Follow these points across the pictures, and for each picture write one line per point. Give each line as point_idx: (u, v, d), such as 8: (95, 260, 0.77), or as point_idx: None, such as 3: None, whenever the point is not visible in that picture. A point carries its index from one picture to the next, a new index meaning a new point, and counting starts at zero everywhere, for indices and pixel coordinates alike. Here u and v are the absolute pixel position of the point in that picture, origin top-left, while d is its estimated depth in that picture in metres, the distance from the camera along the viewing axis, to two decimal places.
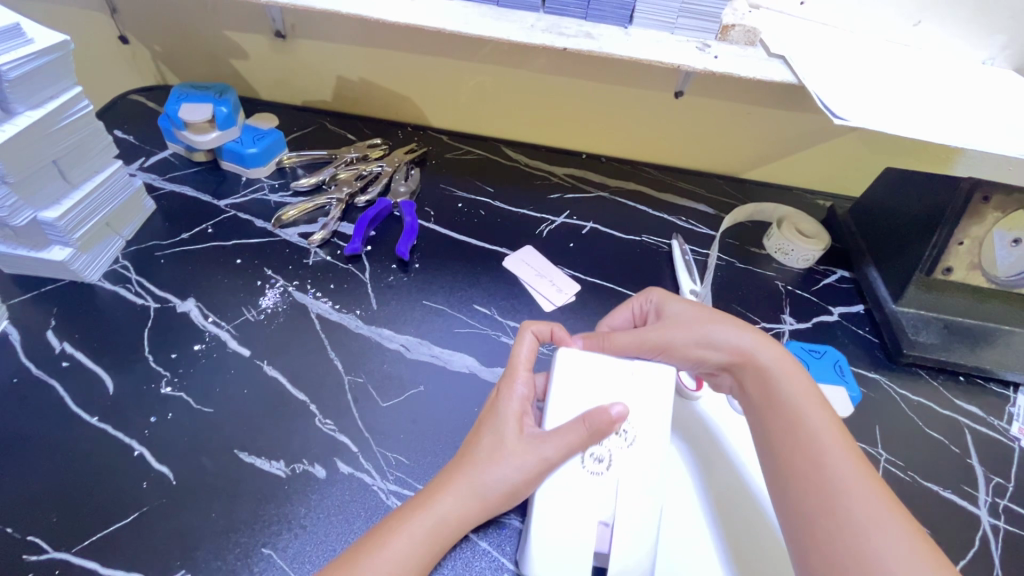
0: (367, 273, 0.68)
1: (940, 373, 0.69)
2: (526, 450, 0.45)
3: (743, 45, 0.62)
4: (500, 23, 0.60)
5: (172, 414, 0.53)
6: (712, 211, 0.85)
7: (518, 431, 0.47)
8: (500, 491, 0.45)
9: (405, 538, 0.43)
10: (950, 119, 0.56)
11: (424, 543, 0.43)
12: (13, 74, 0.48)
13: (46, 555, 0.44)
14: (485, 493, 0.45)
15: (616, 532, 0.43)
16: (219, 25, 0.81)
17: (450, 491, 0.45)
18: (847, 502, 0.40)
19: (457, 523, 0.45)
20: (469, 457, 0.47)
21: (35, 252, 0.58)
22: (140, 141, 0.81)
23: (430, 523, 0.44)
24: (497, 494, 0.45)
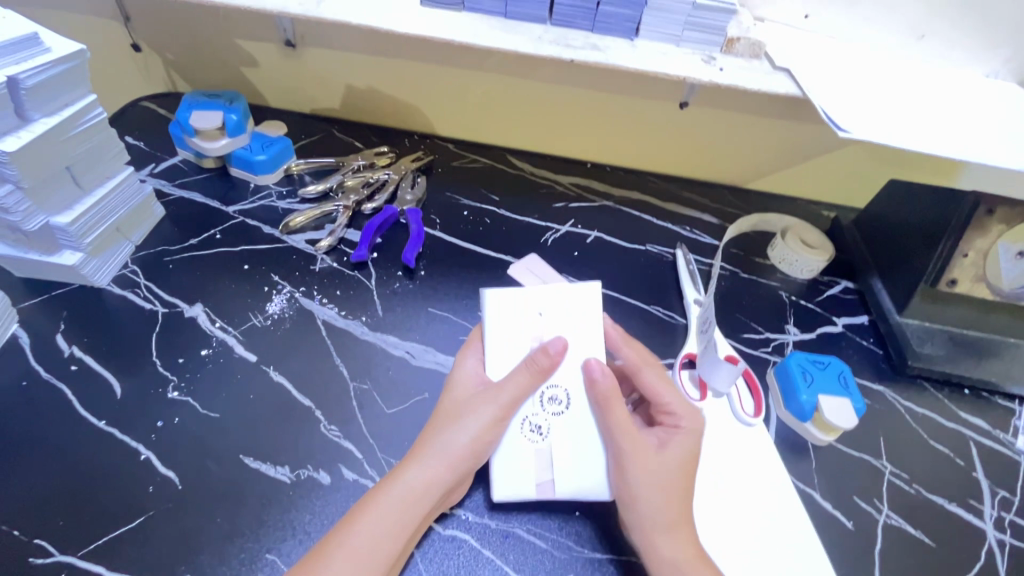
0: (373, 280, 0.68)
1: (945, 386, 0.68)
2: (484, 402, 0.49)
3: (748, 58, 0.63)
4: (509, 35, 0.61)
5: (179, 418, 0.53)
6: (716, 221, 0.86)
7: (472, 392, 0.50)
8: (460, 447, 0.47)
9: (376, 514, 0.44)
10: (954, 133, 0.56)
11: (395, 512, 0.44)
12: (30, 82, 0.49)
13: (53, 558, 0.45)
14: (449, 453, 0.47)
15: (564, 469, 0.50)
16: (231, 35, 0.83)
17: (416, 459, 0.47)
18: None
19: (427, 487, 0.46)
20: (435, 424, 0.49)
21: (46, 257, 0.59)
22: (150, 148, 0.82)
23: (399, 490, 0.45)
24: (461, 451, 0.47)
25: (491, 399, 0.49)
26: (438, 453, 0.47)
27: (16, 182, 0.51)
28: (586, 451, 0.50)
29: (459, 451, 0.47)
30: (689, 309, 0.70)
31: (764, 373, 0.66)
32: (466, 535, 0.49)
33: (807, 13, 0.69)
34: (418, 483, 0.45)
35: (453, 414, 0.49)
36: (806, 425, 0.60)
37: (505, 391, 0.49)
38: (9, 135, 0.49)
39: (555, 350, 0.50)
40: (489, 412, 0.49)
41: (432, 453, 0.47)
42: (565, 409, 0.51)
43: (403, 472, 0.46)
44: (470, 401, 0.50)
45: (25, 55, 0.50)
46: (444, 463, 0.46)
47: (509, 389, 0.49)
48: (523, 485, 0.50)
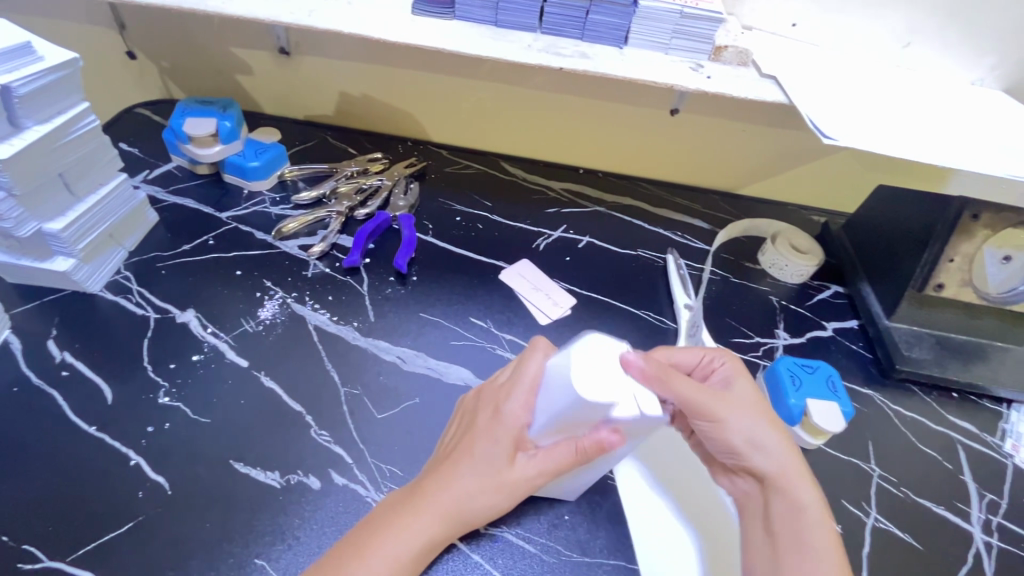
0: (365, 285, 0.69)
1: (933, 390, 0.69)
2: (516, 478, 0.45)
3: (735, 65, 0.64)
4: (500, 43, 0.61)
5: (170, 423, 0.54)
6: (707, 226, 0.87)
7: (508, 459, 0.46)
8: (478, 513, 0.46)
9: (401, 537, 0.44)
10: (937, 139, 0.57)
11: (412, 552, 0.44)
12: (23, 89, 0.50)
13: (42, 564, 0.45)
14: (465, 516, 0.45)
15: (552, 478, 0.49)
16: (225, 43, 0.83)
17: (431, 513, 0.45)
18: (809, 514, 0.47)
19: (436, 542, 0.45)
20: (455, 478, 0.46)
21: (39, 263, 0.59)
22: (145, 154, 0.82)
23: (412, 541, 0.44)
24: (475, 515, 0.46)
25: (520, 480, 0.45)
26: (453, 511, 0.45)
27: (8, 189, 0.51)
28: (586, 478, 0.49)
29: (472, 513, 0.46)
30: (679, 314, 0.71)
31: (753, 376, 0.67)
32: (455, 540, 0.49)
33: (795, 21, 0.70)
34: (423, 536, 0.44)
35: (478, 463, 0.46)
36: (795, 429, 0.60)
37: (539, 478, 0.45)
38: (1, 143, 0.50)
39: (607, 436, 0.43)
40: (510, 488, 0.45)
41: (443, 505, 0.45)
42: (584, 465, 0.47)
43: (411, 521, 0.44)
44: (500, 469, 0.45)
45: (18, 63, 0.50)
46: (458, 522, 0.46)
47: (546, 473, 0.45)
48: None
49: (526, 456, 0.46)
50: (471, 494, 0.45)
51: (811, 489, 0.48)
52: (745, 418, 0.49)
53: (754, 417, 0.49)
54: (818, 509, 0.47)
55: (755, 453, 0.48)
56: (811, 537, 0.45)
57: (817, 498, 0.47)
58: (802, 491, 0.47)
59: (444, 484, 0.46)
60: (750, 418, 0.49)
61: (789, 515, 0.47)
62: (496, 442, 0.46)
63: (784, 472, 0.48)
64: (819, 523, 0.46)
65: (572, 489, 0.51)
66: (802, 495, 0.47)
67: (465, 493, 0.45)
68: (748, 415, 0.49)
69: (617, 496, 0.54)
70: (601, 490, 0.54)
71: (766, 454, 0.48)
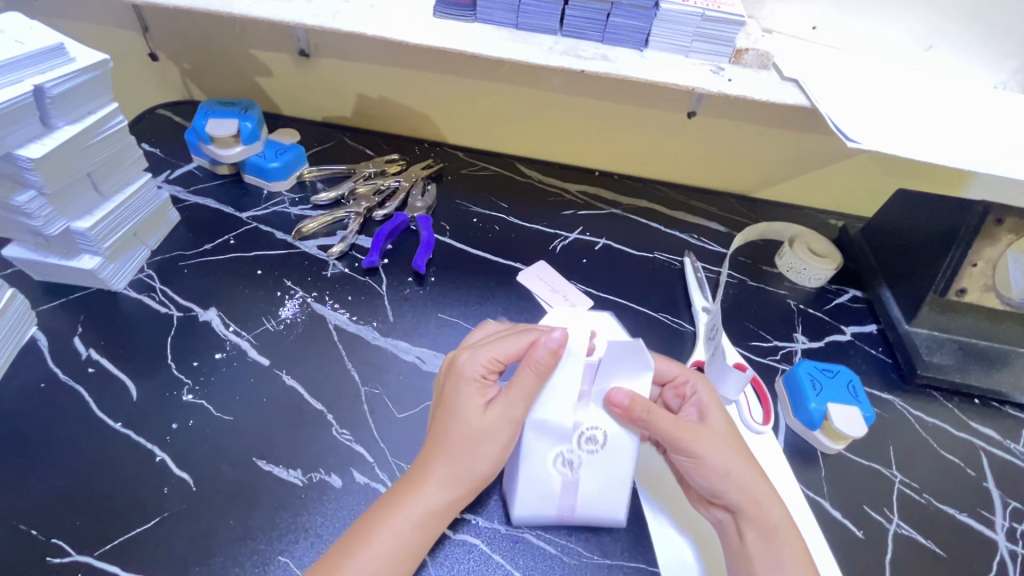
0: (384, 286, 0.69)
1: (955, 395, 0.68)
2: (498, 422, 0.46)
3: (756, 68, 0.64)
4: (520, 46, 0.62)
5: (193, 420, 0.54)
6: (723, 229, 0.86)
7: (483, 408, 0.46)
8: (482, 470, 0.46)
9: (394, 535, 0.43)
10: (961, 142, 0.57)
11: (414, 534, 0.44)
12: (55, 90, 0.50)
13: (69, 557, 0.45)
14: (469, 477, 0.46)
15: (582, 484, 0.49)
16: (246, 45, 0.84)
17: (434, 480, 0.45)
18: (776, 534, 0.46)
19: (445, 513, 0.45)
20: (444, 443, 0.46)
21: (65, 261, 0.60)
22: (166, 155, 0.83)
23: (418, 514, 0.44)
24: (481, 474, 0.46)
25: (505, 419, 0.46)
26: (459, 474, 0.45)
27: (39, 188, 0.52)
28: (614, 477, 0.49)
29: (481, 474, 0.46)
30: (697, 317, 0.70)
31: (772, 380, 0.67)
32: (475, 540, 0.49)
33: (814, 24, 0.70)
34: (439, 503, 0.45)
35: (461, 421, 0.46)
36: (816, 433, 0.60)
37: (517, 406, 0.46)
38: (33, 143, 0.51)
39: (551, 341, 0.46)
40: (506, 436, 0.46)
41: (451, 476, 0.45)
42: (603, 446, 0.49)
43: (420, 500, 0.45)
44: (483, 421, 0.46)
45: (51, 64, 0.51)
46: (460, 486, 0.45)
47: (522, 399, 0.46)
48: (548, 507, 0.49)
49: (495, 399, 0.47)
50: (472, 453, 0.46)
51: (781, 510, 0.47)
52: (720, 442, 0.49)
53: (721, 442, 0.49)
54: (785, 527, 0.46)
55: (729, 484, 0.47)
56: (780, 555, 0.45)
57: (786, 519, 0.47)
58: (774, 512, 0.47)
59: (445, 455, 0.46)
60: (727, 440, 0.49)
61: (764, 537, 0.46)
62: (469, 392, 0.47)
63: (755, 495, 0.47)
64: (785, 541, 0.46)
65: (617, 505, 0.50)
66: (771, 517, 0.46)
67: (466, 456, 0.45)
68: (721, 442, 0.49)
69: (638, 498, 0.54)
70: None
71: (747, 478, 0.47)
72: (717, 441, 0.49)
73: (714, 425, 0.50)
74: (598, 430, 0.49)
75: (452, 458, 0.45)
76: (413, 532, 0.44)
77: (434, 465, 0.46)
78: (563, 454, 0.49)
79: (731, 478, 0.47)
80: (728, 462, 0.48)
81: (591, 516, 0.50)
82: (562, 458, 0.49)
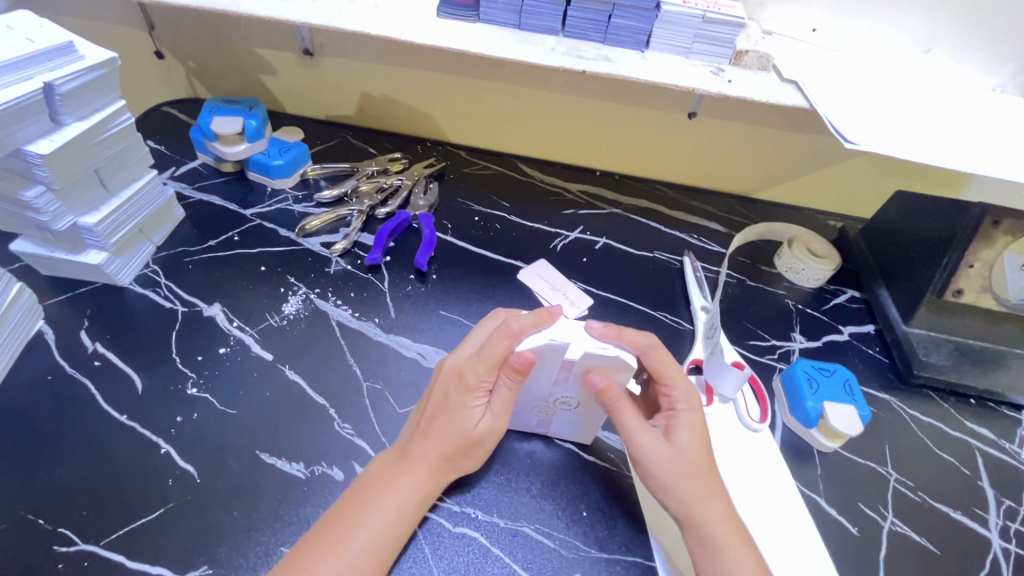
0: (386, 283, 0.70)
1: (950, 395, 0.69)
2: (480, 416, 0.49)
3: (756, 69, 0.65)
4: (523, 46, 0.62)
5: (198, 414, 0.55)
6: (723, 229, 0.87)
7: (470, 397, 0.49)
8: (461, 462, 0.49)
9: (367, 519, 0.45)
10: (958, 144, 0.58)
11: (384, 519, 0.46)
12: (65, 88, 0.51)
13: (75, 547, 0.46)
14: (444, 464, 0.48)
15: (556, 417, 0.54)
16: (250, 43, 0.85)
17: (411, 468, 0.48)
18: (709, 543, 0.46)
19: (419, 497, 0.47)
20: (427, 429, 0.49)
21: (72, 256, 0.61)
22: (171, 152, 0.84)
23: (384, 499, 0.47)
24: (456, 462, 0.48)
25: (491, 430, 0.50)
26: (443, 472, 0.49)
27: (47, 183, 0.53)
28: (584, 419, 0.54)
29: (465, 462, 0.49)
30: (696, 316, 0.71)
31: (770, 379, 0.67)
32: (474, 533, 0.50)
33: (815, 26, 0.70)
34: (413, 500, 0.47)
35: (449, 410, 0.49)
36: (812, 431, 0.61)
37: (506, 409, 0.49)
38: (42, 139, 0.51)
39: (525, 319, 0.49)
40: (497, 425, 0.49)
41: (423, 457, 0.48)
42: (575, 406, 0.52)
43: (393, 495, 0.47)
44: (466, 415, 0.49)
45: (61, 61, 0.52)
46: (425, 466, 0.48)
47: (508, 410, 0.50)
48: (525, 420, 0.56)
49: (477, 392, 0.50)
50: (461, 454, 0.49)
51: (720, 522, 0.47)
52: (672, 452, 0.48)
53: (669, 452, 0.48)
54: (723, 535, 0.46)
55: (668, 490, 0.48)
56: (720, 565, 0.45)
57: (727, 527, 0.46)
58: (714, 524, 0.47)
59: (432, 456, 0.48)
60: (686, 448, 0.49)
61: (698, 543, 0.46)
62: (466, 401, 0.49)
63: (693, 502, 0.47)
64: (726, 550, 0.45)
65: (587, 429, 0.56)
66: (707, 529, 0.46)
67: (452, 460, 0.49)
68: (671, 450, 0.48)
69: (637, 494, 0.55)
70: (620, 488, 0.55)
71: (685, 486, 0.47)
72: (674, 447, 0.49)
73: (676, 438, 0.49)
74: (571, 399, 0.51)
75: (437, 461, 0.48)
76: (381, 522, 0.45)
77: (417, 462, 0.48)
78: (539, 406, 0.53)
79: (669, 482, 0.48)
80: (668, 470, 0.48)
81: (563, 432, 0.57)
82: (539, 408, 0.53)
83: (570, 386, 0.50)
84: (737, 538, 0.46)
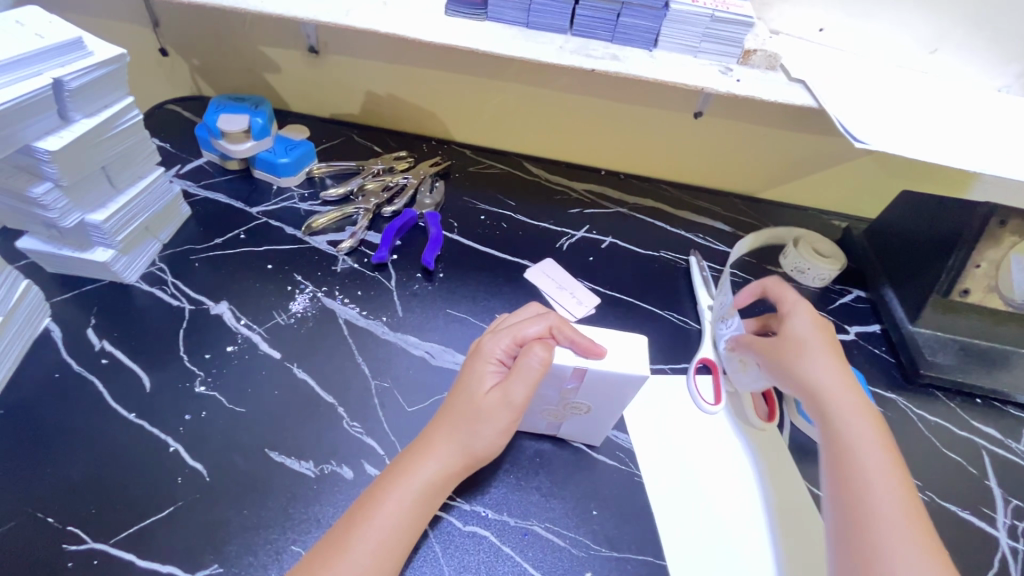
0: (393, 281, 0.70)
1: (957, 395, 0.69)
2: (497, 399, 0.48)
3: (764, 69, 0.65)
4: (531, 45, 0.62)
5: (206, 412, 0.55)
6: (729, 229, 0.87)
7: (488, 380, 0.49)
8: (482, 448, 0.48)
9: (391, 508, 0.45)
10: (966, 143, 0.58)
11: (411, 509, 0.45)
12: (75, 84, 0.51)
13: (85, 545, 0.46)
14: (467, 452, 0.47)
15: (566, 421, 0.54)
16: (256, 41, 0.85)
17: (433, 454, 0.47)
18: (863, 450, 0.47)
19: (440, 483, 0.47)
20: (452, 416, 0.49)
21: (79, 253, 0.61)
22: (176, 149, 0.84)
23: (413, 488, 0.46)
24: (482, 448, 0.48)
25: (506, 403, 0.47)
26: (461, 446, 0.47)
27: (55, 180, 0.53)
28: (594, 424, 0.54)
29: (483, 449, 0.48)
30: (703, 315, 0.71)
31: None
32: (485, 532, 0.50)
33: (821, 26, 0.71)
34: (435, 477, 0.46)
35: (468, 391, 0.49)
36: None
37: (515, 389, 0.47)
38: (51, 135, 0.51)
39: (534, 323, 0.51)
40: (510, 410, 0.47)
41: (451, 442, 0.47)
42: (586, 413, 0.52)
43: (416, 467, 0.47)
44: (484, 399, 0.48)
45: (71, 57, 0.52)
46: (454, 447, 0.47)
47: (525, 383, 0.46)
48: (534, 423, 0.55)
49: (493, 374, 0.50)
50: (477, 428, 0.47)
51: (873, 431, 0.48)
52: (830, 361, 0.53)
53: (839, 364, 0.53)
54: (876, 447, 0.47)
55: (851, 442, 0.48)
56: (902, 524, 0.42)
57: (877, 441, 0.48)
58: (866, 437, 0.48)
59: (449, 429, 0.48)
60: (833, 363, 0.52)
61: (845, 446, 0.47)
62: (485, 373, 0.50)
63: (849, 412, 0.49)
64: (881, 458, 0.46)
65: (596, 432, 0.55)
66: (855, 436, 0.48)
67: (469, 432, 0.47)
68: (834, 360, 0.53)
69: (647, 494, 0.54)
70: (630, 487, 0.55)
71: (849, 397, 0.50)
72: (808, 359, 0.53)
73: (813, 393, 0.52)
74: (583, 404, 0.51)
75: (453, 432, 0.48)
76: (397, 512, 0.44)
77: (438, 434, 0.48)
78: (550, 411, 0.52)
79: (829, 400, 0.50)
80: (832, 380, 0.51)
81: (575, 433, 0.56)
82: (549, 412, 0.53)
83: (582, 396, 0.50)
84: (887, 449, 0.47)
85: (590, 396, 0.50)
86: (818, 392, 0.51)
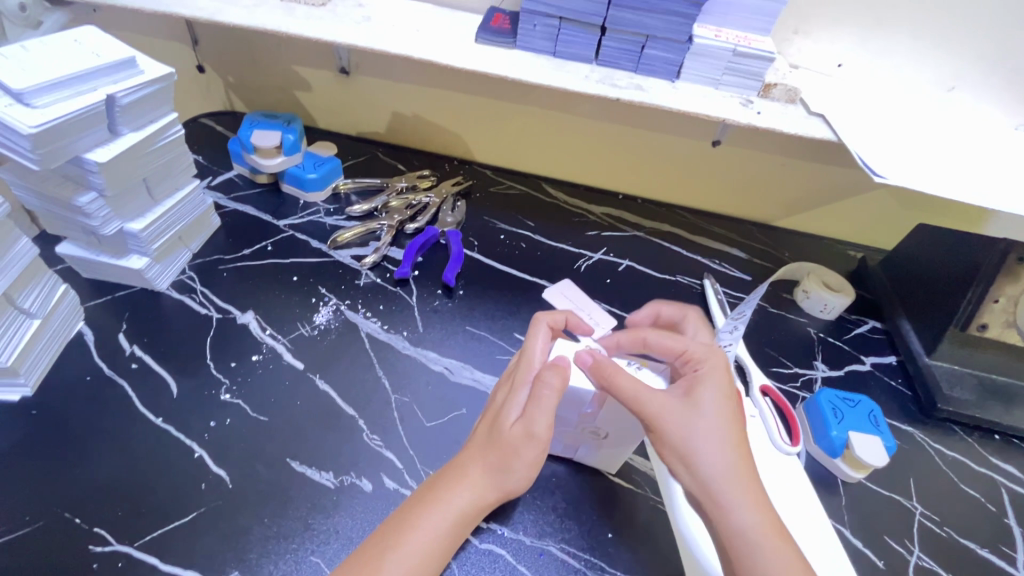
0: (414, 297, 0.71)
1: (975, 430, 0.69)
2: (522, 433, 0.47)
3: (784, 102, 0.66)
4: (559, 73, 0.64)
5: (230, 420, 0.56)
6: (744, 256, 0.88)
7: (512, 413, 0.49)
8: (515, 478, 0.48)
9: (424, 531, 0.45)
10: (982, 180, 0.59)
11: (445, 534, 0.46)
12: (125, 100, 0.54)
13: (110, 547, 0.47)
14: (500, 483, 0.48)
15: (583, 446, 0.55)
16: (290, 62, 0.88)
17: (464, 485, 0.48)
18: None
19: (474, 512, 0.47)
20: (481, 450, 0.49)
21: (115, 260, 0.63)
22: (208, 161, 0.87)
23: (446, 514, 0.46)
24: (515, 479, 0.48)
25: (530, 435, 0.47)
26: (491, 479, 0.48)
27: (100, 190, 0.55)
28: (613, 450, 0.54)
29: (514, 480, 0.48)
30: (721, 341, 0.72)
31: (793, 407, 0.67)
32: (501, 551, 0.50)
33: (840, 62, 0.72)
34: (466, 506, 0.47)
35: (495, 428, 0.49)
36: (836, 461, 0.60)
37: (538, 421, 0.46)
38: (100, 148, 0.54)
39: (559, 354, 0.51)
40: (535, 442, 0.47)
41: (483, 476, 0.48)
42: (603, 438, 0.52)
43: (448, 496, 0.47)
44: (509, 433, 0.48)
45: (124, 75, 0.54)
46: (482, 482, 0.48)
47: (546, 414, 0.46)
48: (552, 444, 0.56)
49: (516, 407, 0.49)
50: (505, 461, 0.47)
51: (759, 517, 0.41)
52: (721, 472, 0.43)
53: (738, 470, 0.43)
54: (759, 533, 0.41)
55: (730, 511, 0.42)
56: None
57: (788, 570, 0.39)
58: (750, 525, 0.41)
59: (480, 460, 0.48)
60: (726, 469, 0.43)
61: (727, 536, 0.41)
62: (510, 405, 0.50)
63: (745, 534, 0.41)
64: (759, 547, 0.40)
65: (610, 459, 0.56)
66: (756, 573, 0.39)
67: (499, 465, 0.48)
68: (734, 460, 0.44)
69: (663, 518, 0.55)
70: (645, 511, 0.55)
71: (738, 484, 0.43)
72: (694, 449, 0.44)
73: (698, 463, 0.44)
74: (601, 430, 0.51)
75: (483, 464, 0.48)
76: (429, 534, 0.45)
77: (469, 466, 0.48)
78: (568, 434, 0.53)
79: (713, 468, 0.43)
80: (722, 452, 0.44)
81: (590, 459, 0.56)
82: (567, 435, 0.53)
83: (601, 420, 0.50)
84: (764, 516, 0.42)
85: (614, 419, 0.50)
86: (710, 477, 0.43)
